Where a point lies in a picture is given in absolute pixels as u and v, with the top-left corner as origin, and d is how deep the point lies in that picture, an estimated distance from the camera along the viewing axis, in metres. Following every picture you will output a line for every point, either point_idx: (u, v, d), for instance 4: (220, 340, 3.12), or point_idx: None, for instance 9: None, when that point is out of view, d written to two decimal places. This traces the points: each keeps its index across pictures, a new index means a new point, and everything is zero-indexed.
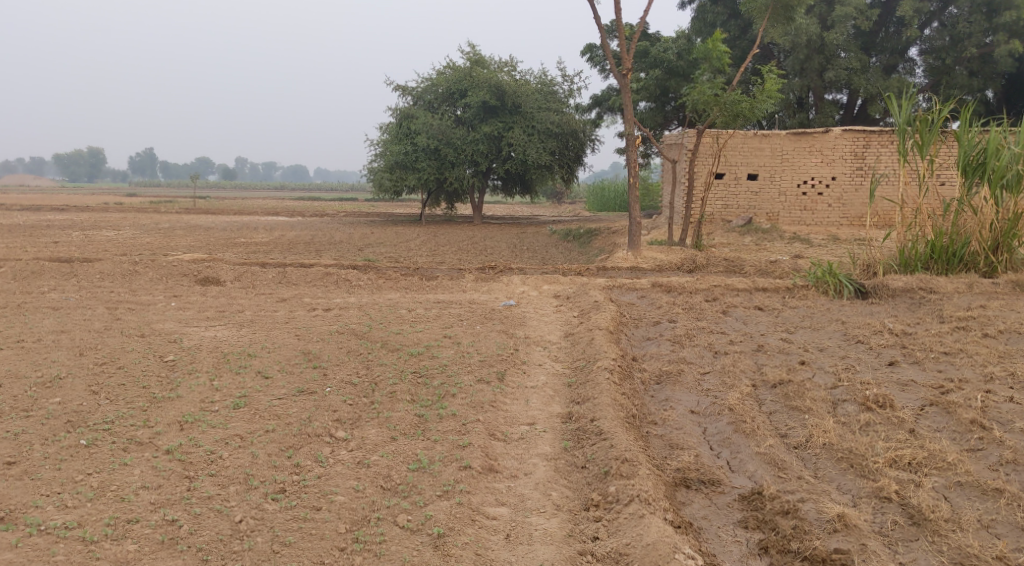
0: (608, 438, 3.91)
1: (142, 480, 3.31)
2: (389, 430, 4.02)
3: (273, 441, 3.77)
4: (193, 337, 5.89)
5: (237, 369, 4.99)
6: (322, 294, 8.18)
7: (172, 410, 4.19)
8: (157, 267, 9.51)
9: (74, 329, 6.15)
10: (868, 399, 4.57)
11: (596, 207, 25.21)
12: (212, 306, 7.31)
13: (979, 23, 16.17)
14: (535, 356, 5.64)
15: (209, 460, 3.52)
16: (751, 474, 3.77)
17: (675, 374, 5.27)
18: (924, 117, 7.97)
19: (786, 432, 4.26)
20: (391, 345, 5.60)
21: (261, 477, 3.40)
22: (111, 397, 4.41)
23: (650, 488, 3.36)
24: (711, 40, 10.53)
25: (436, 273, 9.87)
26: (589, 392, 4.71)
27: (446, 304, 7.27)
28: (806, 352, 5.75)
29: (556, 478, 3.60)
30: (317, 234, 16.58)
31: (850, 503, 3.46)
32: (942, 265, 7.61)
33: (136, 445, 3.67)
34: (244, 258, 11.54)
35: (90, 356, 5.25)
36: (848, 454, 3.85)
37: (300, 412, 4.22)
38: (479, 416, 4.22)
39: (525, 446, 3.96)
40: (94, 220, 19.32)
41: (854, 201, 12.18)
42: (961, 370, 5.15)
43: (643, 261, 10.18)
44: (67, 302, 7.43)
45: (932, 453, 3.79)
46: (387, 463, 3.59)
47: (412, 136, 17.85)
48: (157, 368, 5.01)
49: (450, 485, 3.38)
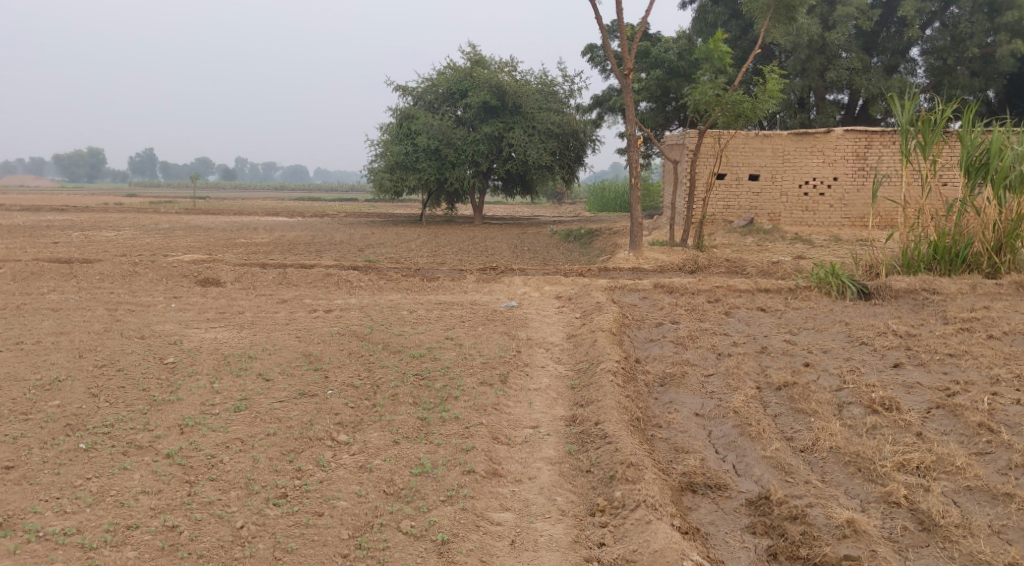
0: (613, 441, 3.87)
1: (142, 485, 3.27)
2: (392, 433, 3.98)
3: (274, 445, 3.73)
4: (193, 339, 5.85)
5: (238, 371, 4.96)
6: (322, 295, 8.15)
7: (173, 412, 4.15)
8: (157, 267, 9.49)
9: (74, 330, 6.12)
10: (874, 401, 4.53)
11: (597, 207, 25.19)
12: (213, 307, 7.27)
13: (981, 23, 16.14)
14: (537, 358, 5.60)
15: (209, 465, 3.48)
16: (757, 479, 3.74)
17: (679, 376, 5.24)
18: (927, 117, 7.93)
19: (791, 435, 4.22)
20: (393, 346, 5.57)
21: (262, 481, 3.36)
22: (110, 400, 4.37)
23: (656, 493, 3.32)
24: (713, 40, 10.48)
25: (437, 274, 9.83)
26: (593, 395, 4.67)
27: (447, 306, 7.24)
28: (810, 353, 5.71)
29: (561, 483, 3.57)
30: (318, 234, 16.54)
31: (858, 508, 3.42)
32: (945, 265, 7.57)
33: (136, 449, 3.63)
34: (244, 258, 11.53)
35: (90, 358, 5.21)
36: (855, 458, 3.81)
37: (301, 415, 4.18)
38: (482, 419, 4.19)
39: (529, 449, 3.93)
40: (94, 221, 19.31)
41: (856, 202, 12.13)
42: (967, 372, 5.11)
43: (645, 262, 10.14)
44: (66, 303, 7.40)
45: (941, 456, 3.75)
46: (389, 467, 3.54)
47: (412, 136, 17.82)
48: (157, 370, 4.97)
49: (454, 490, 3.34)
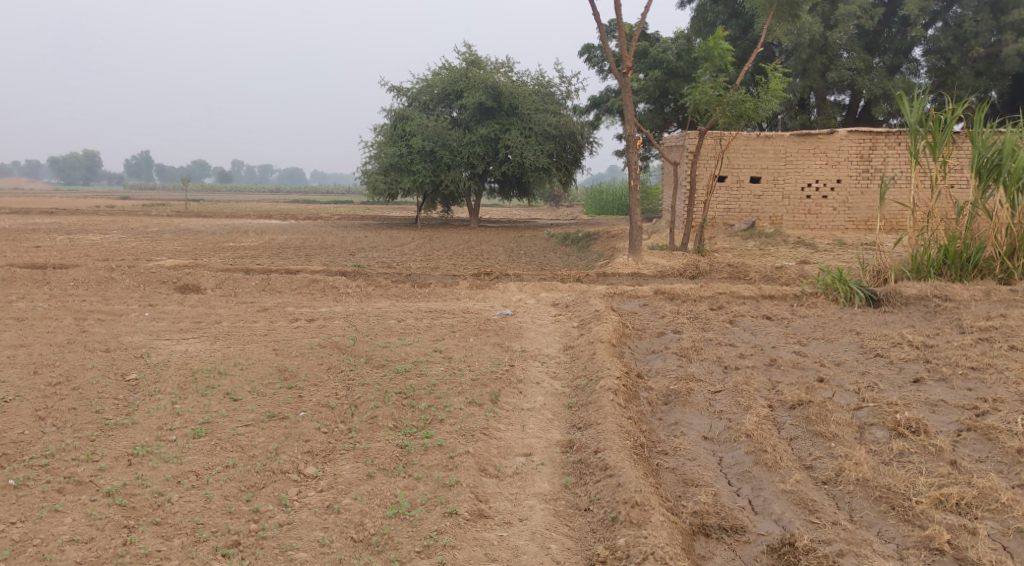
0: (615, 474, 3.45)
1: (71, 532, 2.94)
2: (366, 465, 3.56)
3: (231, 480, 3.36)
4: (162, 352, 5.40)
5: (204, 390, 4.50)
6: (306, 303, 7.67)
7: (124, 440, 3.74)
8: (135, 273, 9.03)
9: (34, 343, 5.66)
10: (899, 423, 4.11)
11: (595, 211, 24.73)
12: (188, 317, 6.80)
13: (986, 22, 15.72)
14: (532, 373, 5.17)
15: (155, 505, 3.13)
16: (778, 518, 3.30)
17: (685, 394, 4.79)
18: (937, 117, 7.46)
19: (811, 463, 3.82)
20: (376, 360, 5.14)
21: (212, 527, 3.01)
22: (58, 424, 3.95)
23: (667, 543, 2.91)
24: (713, 38, 10.01)
25: (429, 280, 9.38)
26: (592, 417, 4.26)
27: (437, 314, 6.81)
28: (823, 367, 5.30)
29: (556, 526, 3.16)
30: (309, 238, 16.10)
31: (896, 556, 3.02)
32: (957, 270, 7.15)
33: (73, 486, 3.27)
34: (226, 263, 10.97)
35: (45, 375, 4.76)
36: (886, 493, 3.40)
37: (267, 442, 3.76)
38: (469, 447, 3.75)
39: (520, 484, 3.51)
40: (82, 224, 18.88)
41: (860, 205, 11.75)
42: (992, 389, 4.69)
43: (644, 266, 9.71)
44: (32, 312, 6.93)
45: (983, 491, 3.33)
46: (360, 508, 3.16)
47: (407, 138, 17.35)
48: (117, 388, 4.54)
49: (431, 539, 2.95)
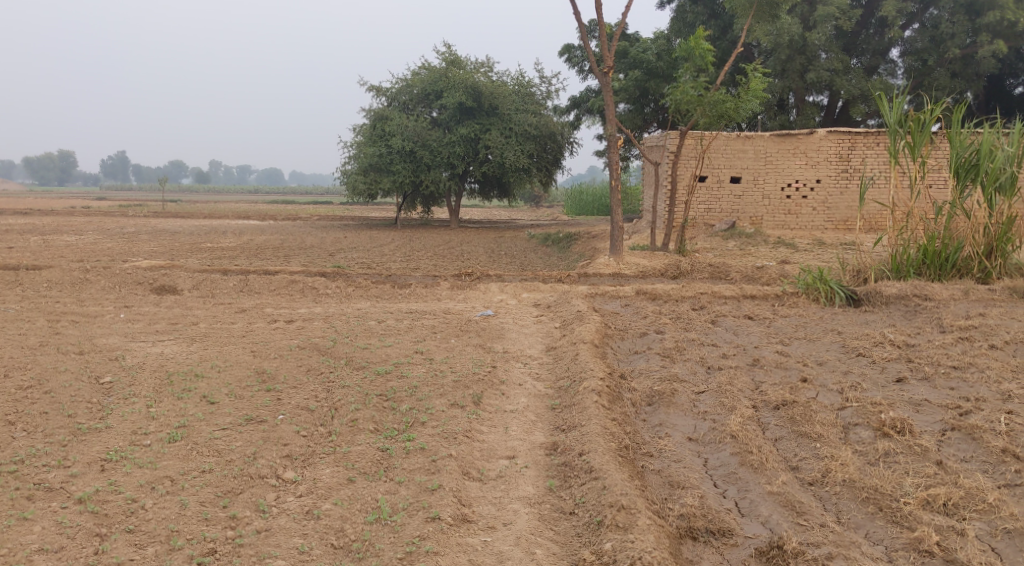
0: (601, 477, 3.39)
1: (40, 541, 2.82)
2: (346, 469, 3.48)
3: (208, 485, 3.26)
4: (136, 355, 5.26)
5: (179, 394, 4.37)
6: (284, 305, 7.54)
7: (97, 444, 3.62)
8: (109, 275, 8.84)
9: (3, 345, 5.50)
10: (884, 423, 4.09)
11: (575, 211, 24.74)
12: (163, 319, 6.65)
13: (962, 24, 15.87)
14: (515, 374, 5.10)
15: (128, 512, 3.02)
16: (766, 521, 3.26)
17: (669, 394, 4.75)
18: (916, 117, 7.47)
19: (797, 464, 3.78)
20: (356, 362, 5.05)
21: (187, 534, 2.91)
22: (28, 429, 3.82)
23: (654, 547, 2.86)
24: (693, 38, 9.99)
25: (409, 281, 9.28)
26: (577, 418, 4.20)
27: (418, 315, 6.72)
28: (805, 366, 5.28)
29: (540, 530, 3.10)
30: (288, 238, 15.93)
31: (884, 558, 2.99)
32: (935, 270, 7.19)
33: (43, 493, 3.16)
34: (203, 264, 10.78)
35: (15, 379, 4.62)
36: (873, 494, 3.38)
37: (244, 446, 3.66)
38: (452, 450, 3.67)
39: (504, 487, 3.45)
40: (56, 224, 18.54)
41: (838, 204, 11.84)
42: (974, 388, 4.69)
43: (626, 266, 9.68)
44: (3, 314, 6.75)
45: (969, 492, 3.31)
46: (340, 514, 3.08)
47: (386, 138, 17.19)
48: (90, 391, 4.41)
49: (414, 545, 2.86)
